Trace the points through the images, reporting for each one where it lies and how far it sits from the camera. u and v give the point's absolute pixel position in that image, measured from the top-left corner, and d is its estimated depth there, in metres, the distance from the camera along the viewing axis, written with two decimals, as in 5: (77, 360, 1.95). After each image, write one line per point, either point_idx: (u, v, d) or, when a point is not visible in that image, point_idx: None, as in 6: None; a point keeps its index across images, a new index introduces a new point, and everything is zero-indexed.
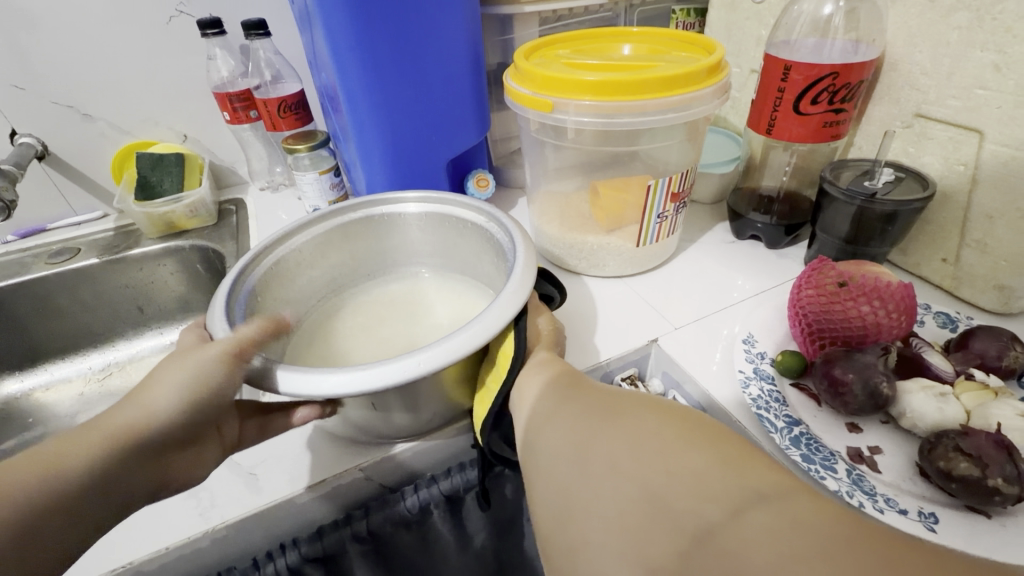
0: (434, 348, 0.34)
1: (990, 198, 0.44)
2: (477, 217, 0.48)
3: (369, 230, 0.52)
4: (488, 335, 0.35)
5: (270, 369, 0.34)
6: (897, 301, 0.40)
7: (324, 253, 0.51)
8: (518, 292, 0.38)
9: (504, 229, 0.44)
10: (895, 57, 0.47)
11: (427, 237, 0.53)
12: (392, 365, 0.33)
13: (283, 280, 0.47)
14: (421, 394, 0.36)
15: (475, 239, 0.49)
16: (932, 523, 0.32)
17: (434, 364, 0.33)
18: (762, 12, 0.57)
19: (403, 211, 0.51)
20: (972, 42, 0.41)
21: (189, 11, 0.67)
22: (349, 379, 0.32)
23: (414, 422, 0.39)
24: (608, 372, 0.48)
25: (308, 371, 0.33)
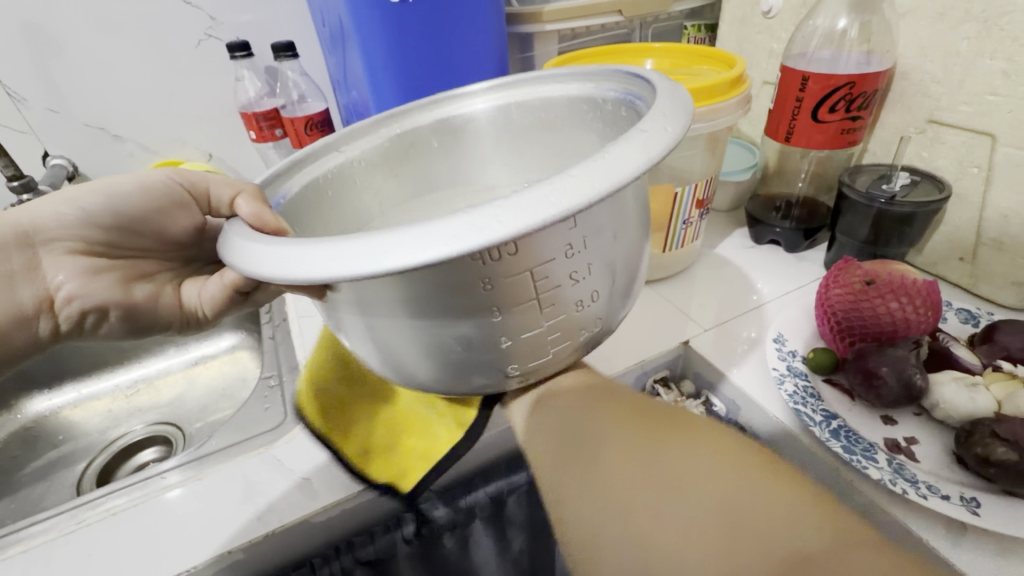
0: (536, 190, 0.22)
1: (1005, 197, 0.46)
2: (586, 87, 0.39)
3: (446, 133, 0.45)
4: (603, 190, 0.22)
5: (301, 248, 0.23)
6: (924, 297, 0.42)
7: (402, 156, 0.44)
8: (656, 141, 0.25)
9: (618, 79, 0.37)
10: (907, 67, 0.49)
11: (514, 131, 0.45)
12: (479, 216, 0.21)
13: (360, 178, 0.42)
14: (510, 293, 0.26)
15: (582, 127, 0.41)
16: (975, 506, 0.33)
17: (502, 230, 0.21)
18: (774, 26, 0.60)
19: (474, 103, 0.44)
20: (982, 50, 0.44)
21: (217, 35, 0.70)
22: (387, 247, 0.21)
23: (520, 344, 0.28)
24: (643, 373, 0.49)
25: (355, 237, 0.22)
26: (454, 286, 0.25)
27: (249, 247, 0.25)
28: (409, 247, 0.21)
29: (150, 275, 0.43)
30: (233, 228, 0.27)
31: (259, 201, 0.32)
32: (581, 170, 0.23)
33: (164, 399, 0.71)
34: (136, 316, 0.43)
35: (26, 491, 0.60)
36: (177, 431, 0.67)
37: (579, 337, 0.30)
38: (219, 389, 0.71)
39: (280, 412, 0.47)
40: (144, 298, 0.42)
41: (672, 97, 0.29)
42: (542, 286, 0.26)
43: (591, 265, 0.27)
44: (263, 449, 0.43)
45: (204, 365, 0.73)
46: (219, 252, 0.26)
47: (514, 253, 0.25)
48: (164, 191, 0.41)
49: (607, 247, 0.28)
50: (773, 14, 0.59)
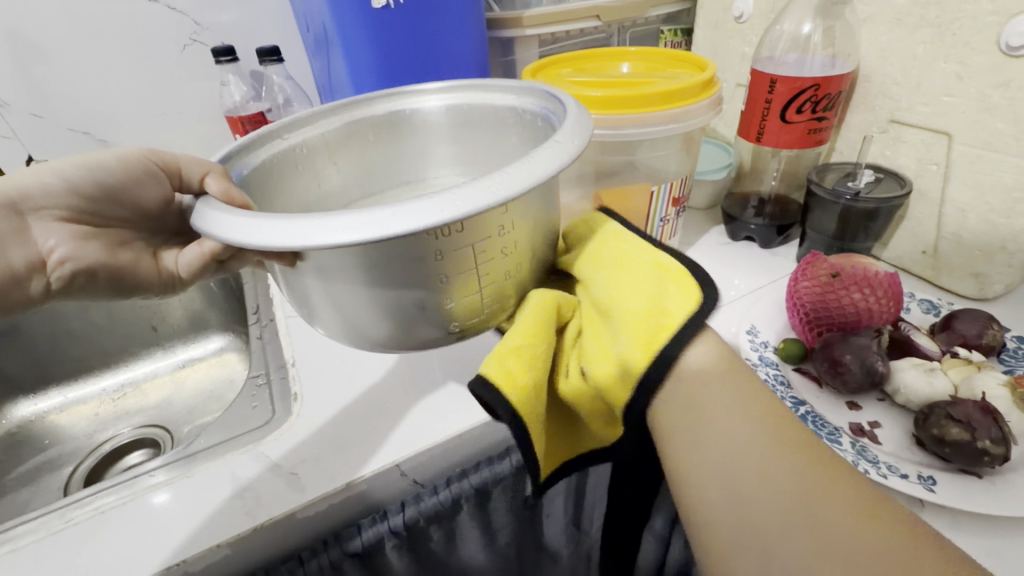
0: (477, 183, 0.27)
1: (962, 193, 0.48)
2: (510, 98, 0.41)
3: (389, 128, 0.46)
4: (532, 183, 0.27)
5: (267, 222, 0.26)
6: (885, 289, 0.44)
7: (345, 144, 0.44)
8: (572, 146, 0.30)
9: (540, 97, 0.39)
10: (868, 70, 0.52)
11: (454, 131, 0.46)
12: (428, 202, 0.25)
13: (303, 164, 0.42)
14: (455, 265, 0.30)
15: (509, 131, 0.43)
16: (931, 484, 0.35)
17: (446, 214, 0.25)
18: (745, 31, 0.62)
19: (421, 103, 0.45)
20: (937, 54, 0.46)
21: (201, 40, 0.70)
22: (344, 223, 0.25)
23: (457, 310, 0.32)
24: None
25: (319, 218, 0.25)
26: (407, 259, 0.29)
27: (217, 218, 0.28)
28: (366, 223, 0.25)
29: (130, 242, 0.42)
30: (205, 200, 0.30)
31: (226, 179, 0.33)
32: (513, 168, 0.27)
33: (151, 401, 0.71)
34: (124, 279, 0.41)
35: (13, 496, 0.60)
36: (165, 433, 0.67)
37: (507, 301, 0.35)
38: (207, 391, 0.71)
39: (267, 410, 0.48)
40: (128, 262, 0.41)
41: (582, 114, 0.33)
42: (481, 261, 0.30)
43: (517, 242, 0.32)
44: (251, 446, 0.44)
45: (191, 367, 0.74)
46: (190, 221, 0.29)
47: (460, 231, 0.28)
48: (141, 167, 0.41)
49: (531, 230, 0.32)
50: (744, 19, 0.61)
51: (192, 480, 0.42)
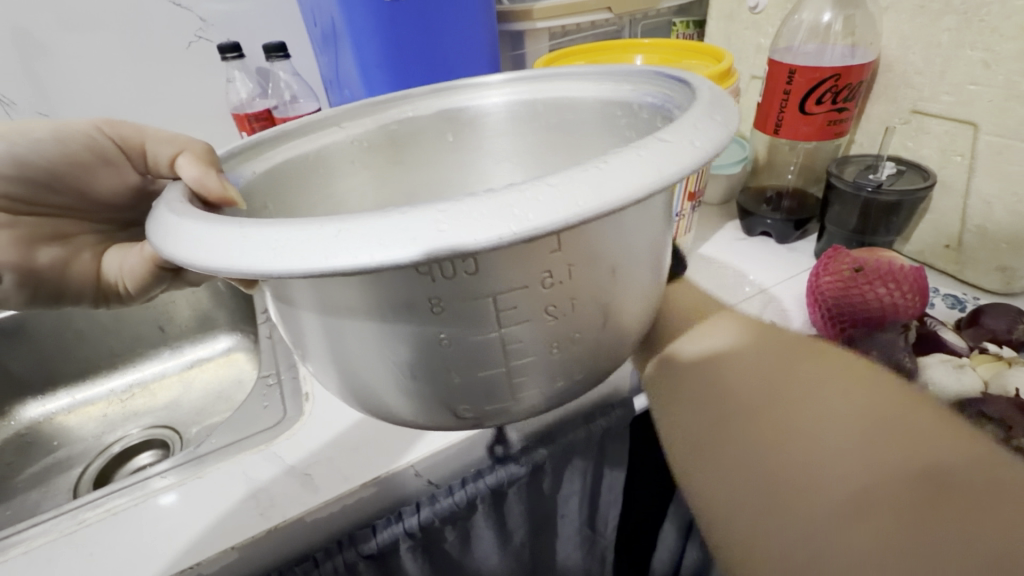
0: (502, 197, 0.19)
1: (987, 185, 0.47)
2: (621, 90, 0.37)
3: (457, 131, 0.43)
4: (579, 212, 0.19)
5: (228, 233, 0.21)
6: (911, 283, 0.43)
7: (408, 144, 0.42)
8: (657, 159, 0.21)
9: (656, 87, 0.35)
10: (890, 59, 0.50)
11: (537, 133, 0.42)
12: (428, 220, 0.19)
13: (355, 159, 0.41)
14: (468, 313, 0.23)
15: (612, 135, 0.39)
16: None
17: (448, 238, 0.18)
18: (761, 21, 0.61)
19: (492, 100, 0.42)
20: (962, 42, 0.45)
21: (208, 37, 0.70)
22: (315, 248, 0.19)
23: (479, 376, 0.25)
24: None
25: (290, 230, 0.20)
26: (403, 298, 0.22)
27: (175, 224, 0.23)
28: (340, 249, 0.19)
29: (68, 237, 0.43)
30: (167, 200, 0.26)
31: (206, 165, 0.31)
32: (562, 179, 0.20)
33: (160, 402, 0.70)
34: (48, 279, 0.43)
35: (22, 498, 0.59)
36: (174, 434, 0.66)
37: (550, 378, 0.27)
38: (216, 392, 0.70)
39: (279, 410, 0.47)
40: (52, 262, 0.42)
41: (715, 111, 0.26)
42: (504, 316, 0.23)
43: (573, 299, 0.24)
44: (263, 446, 0.43)
45: (200, 368, 0.73)
46: (149, 220, 0.25)
47: (472, 269, 0.22)
48: (86, 142, 0.40)
49: (600, 281, 0.25)
50: (759, 9, 0.60)
51: (203, 480, 0.41)
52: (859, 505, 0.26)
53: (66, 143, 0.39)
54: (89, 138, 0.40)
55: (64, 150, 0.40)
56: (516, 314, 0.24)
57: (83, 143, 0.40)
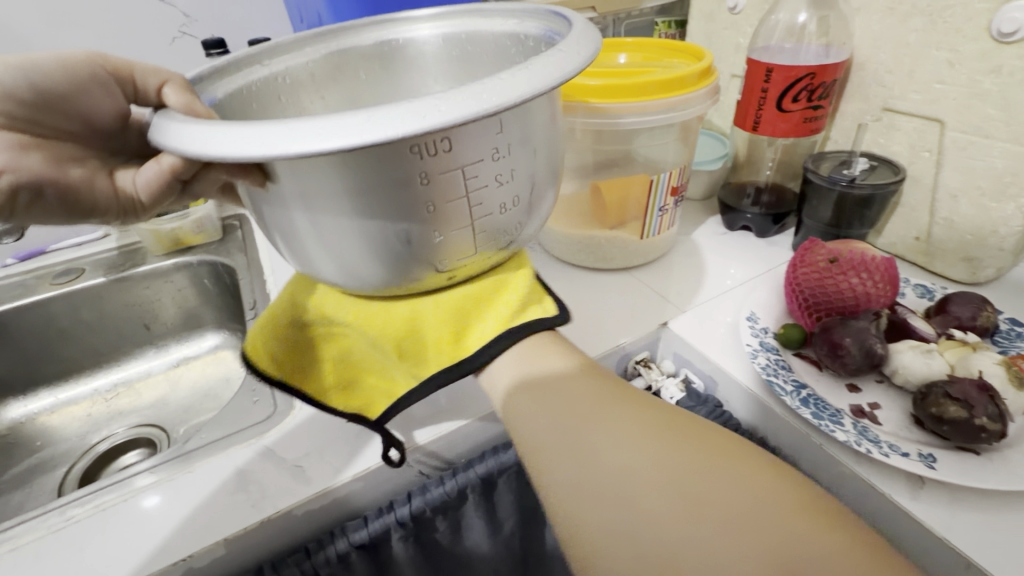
0: (469, 88, 0.25)
1: (954, 180, 0.49)
2: (512, 23, 0.40)
3: (381, 63, 0.45)
4: (524, 94, 0.25)
5: (240, 127, 0.24)
6: (882, 273, 0.45)
7: (333, 79, 0.44)
8: (562, 61, 0.28)
9: (542, 19, 0.38)
10: (862, 58, 0.52)
11: (457, 65, 0.45)
12: (424, 103, 0.24)
13: (286, 92, 0.42)
14: (445, 186, 0.28)
15: (508, 65, 0.42)
16: (932, 462, 0.36)
17: (426, 121, 0.23)
18: (739, 22, 0.62)
19: (412, 33, 0.44)
20: (929, 42, 0.47)
21: (192, 32, 0.69)
22: (311, 131, 0.23)
23: (451, 237, 0.31)
24: (625, 354, 0.51)
25: (307, 119, 0.23)
26: (391, 176, 0.27)
27: (182, 131, 0.26)
28: (359, 128, 0.23)
29: (84, 159, 0.37)
30: (165, 115, 0.28)
31: (189, 92, 0.33)
32: (509, 75, 0.26)
33: (146, 401, 0.70)
34: (72, 199, 0.36)
35: (6, 499, 0.58)
36: (161, 432, 0.66)
37: (502, 238, 0.33)
38: (203, 389, 0.70)
39: (269, 404, 0.47)
40: (80, 179, 0.36)
41: (587, 32, 0.31)
42: (471, 184, 0.29)
43: (514, 170, 0.31)
44: (255, 439, 0.44)
45: (186, 366, 0.73)
46: (153, 135, 0.27)
47: (447, 148, 0.27)
48: (86, 69, 0.37)
49: (528, 160, 0.31)
50: (738, 9, 0.62)
51: (193, 475, 0.41)
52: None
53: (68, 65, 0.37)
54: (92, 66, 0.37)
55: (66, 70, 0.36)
56: (476, 184, 0.29)
57: (86, 69, 0.37)
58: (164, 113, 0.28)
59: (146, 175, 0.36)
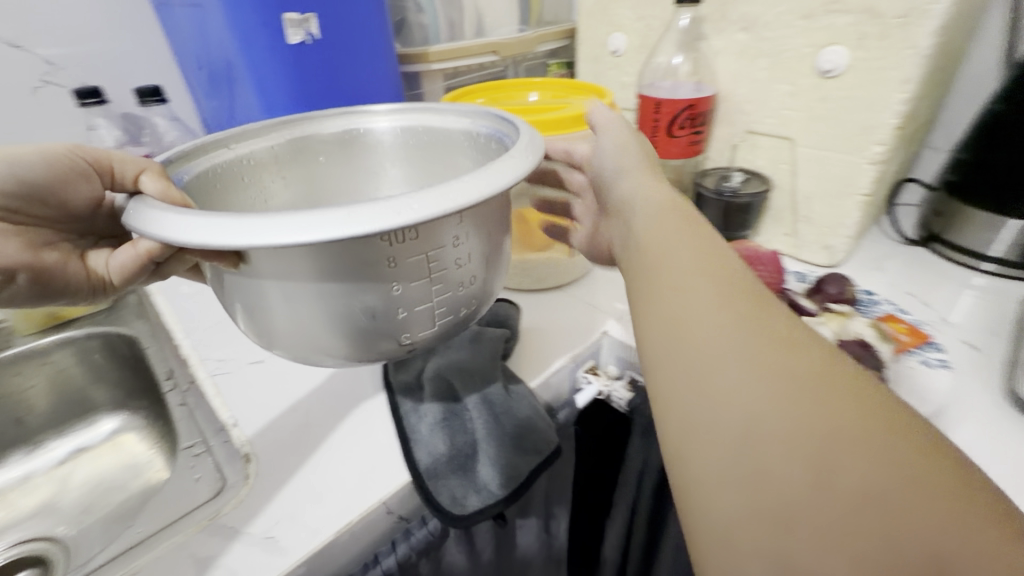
0: (436, 189, 0.26)
1: (806, 185, 0.61)
2: (465, 121, 0.41)
3: (342, 148, 0.45)
4: (486, 192, 0.27)
5: (214, 220, 0.24)
6: (773, 264, 0.54)
7: (293, 163, 0.43)
8: (514, 168, 0.30)
9: (491, 119, 0.40)
10: (725, 92, 0.63)
11: (412, 154, 0.46)
12: (397, 201, 0.25)
13: (247, 176, 0.41)
14: (409, 270, 0.29)
15: (462, 157, 0.43)
16: None
17: (400, 217, 0.24)
18: (622, 63, 0.72)
19: (369, 124, 0.44)
20: (773, 78, 0.58)
21: (58, 82, 0.62)
22: (291, 224, 0.23)
23: (417, 314, 0.31)
24: (574, 366, 0.54)
25: (287, 213, 0.24)
26: (357, 262, 0.27)
27: (154, 217, 0.25)
28: (341, 223, 0.23)
29: (60, 242, 0.40)
30: (137, 201, 0.27)
31: (165, 177, 0.30)
32: (473, 176, 0.28)
33: (26, 510, 0.57)
34: (47, 281, 0.39)
35: None
36: (53, 544, 0.54)
37: (461, 314, 0.34)
38: (105, 483, 0.60)
39: (216, 479, 0.43)
40: (55, 264, 0.39)
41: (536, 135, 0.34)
42: (433, 268, 0.30)
43: (471, 253, 0.31)
44: (209, 519, 0.39)
45: (77, 460, 0.62)
46: (121, 220, 0.27)
47: (414, 238, 0.28)
48: (63, 161, 0.37)
49: (485, 243, 0.32)
50: (620, 53, 0.71)
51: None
52: (801, 443, 0.21)
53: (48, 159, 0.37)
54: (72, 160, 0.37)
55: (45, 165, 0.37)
56: (440, 267, 0.30)
57: (66, 163, 0.37)
58: (133, 202, 0.27)
59: (119, 258, 0.37)
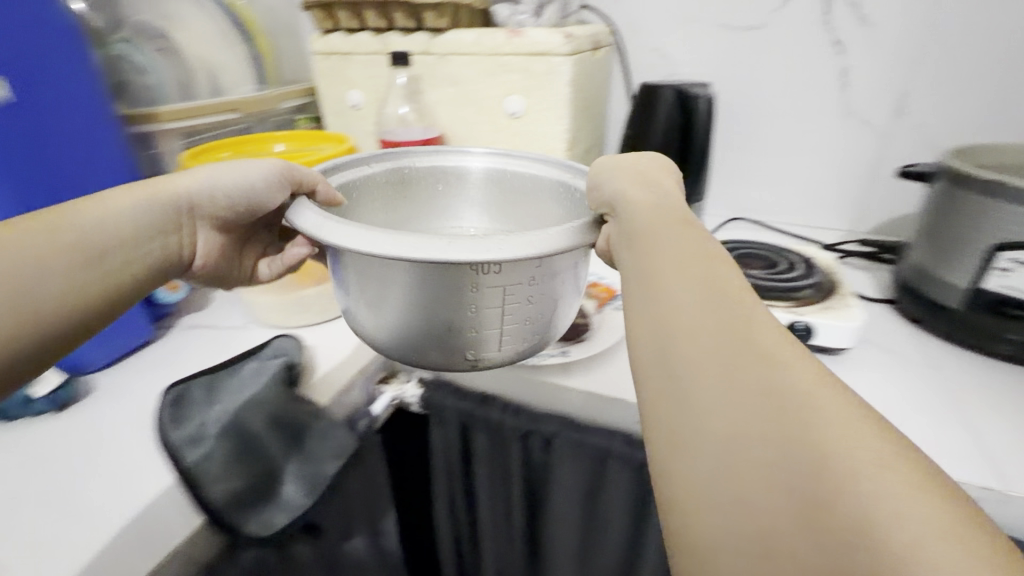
0: (525, 236, 0.35)
1: None
2: (561, 172, 0.51)
3: (443, 179, 0.56)
4: (568, 244, 0.36)
5: (359, 233, 0.36)
6: None
7: (398, 185, 0.55)
8: (581, 236, 0.38)
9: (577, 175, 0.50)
10: (450, 132, 0.78)
11: (500, 186, 0.56)
12: (490, 245, 0.34)
13: (371, 195, 0.53)
14: (484, 298, 0.38)
15: (551, 199, 0.52)
16: (565, 351, 0.59)
17: (488, 252, 0.34)
18: (363, 115, 0.82)
19: (469, 162, 0.56)
20: (480, 120, 0.75)
21: None
22: (425, 245, 0.34)
23: (481, 337, 0.40)
24: (366, 380, 0.59)
25: (406, 238, 0.35)
26: (446, 284, 0.37)
27: (309, 220, 0.38)
28: (443, 248, 0.34)
29: (252, 242, 0.58)
30: (299, 207, 0.41)
31: (329, 190, 0.47)
32: (556, 231, 0.36)
33: None
34: (218, 276, 0.55)
35: None
36: None
37: (523, 345, 0.43)
38: None
39: None
40: (228, 265, 0.56)
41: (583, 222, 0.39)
42: (507, 300, 0.38)
43: (541, 294, 0.40)
44: None
45: None
46: (285, 215, 0.42)
47: (496, 271, 0.36)
48: (275, 179, 0.50)
49: (574, 280, 0.42)
50: (359, 107, 0.81)
51: None
52: (801, 478, 0.20)
53: (240, 176, 0.50)
54: (249, 177, 0.50)
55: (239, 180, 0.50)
56: (515, 297, 0.38)
57: (250, 179, 0.50)
58: (301, 203, 0.41)
59: (202, 244, 0.52)
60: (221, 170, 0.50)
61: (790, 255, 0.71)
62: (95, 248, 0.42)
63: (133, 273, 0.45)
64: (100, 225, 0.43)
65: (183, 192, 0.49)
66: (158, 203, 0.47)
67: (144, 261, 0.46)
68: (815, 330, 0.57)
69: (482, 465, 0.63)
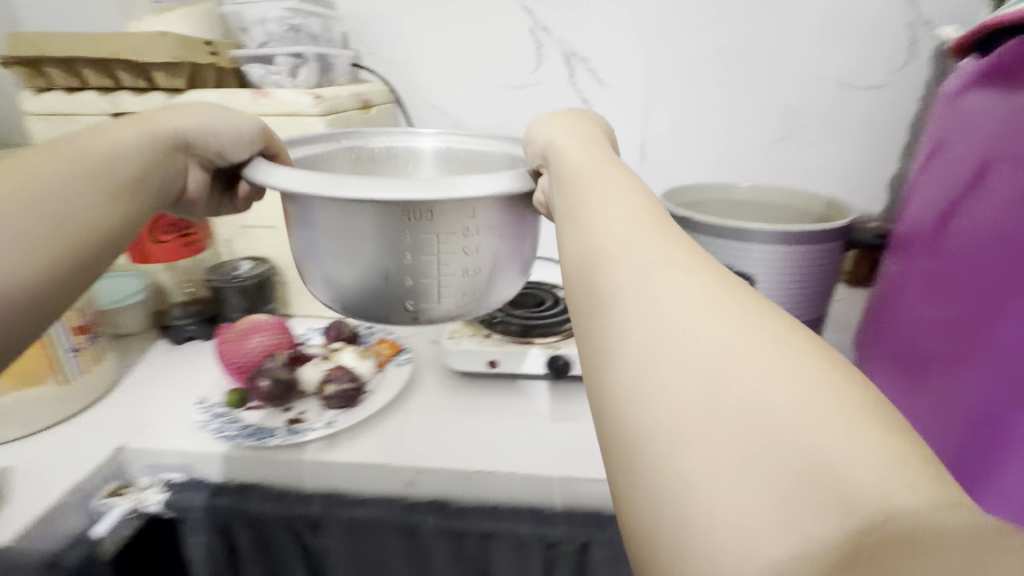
0: (440, 187, 0.38)
1: None
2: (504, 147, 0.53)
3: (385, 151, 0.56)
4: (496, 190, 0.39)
5: (301, 180, 0.39)
6: (273, 328, 0.64)
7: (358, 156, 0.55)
8: (511, 185, 0.41)
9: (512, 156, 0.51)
10: None
11: (449, 154, 0.55)
12: (401, 186, 0.37)
13: (324, 158, 0.53)
14: (422, 244, 0.41)
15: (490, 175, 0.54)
16: (332, 422, 0.55)
17: (412, 190, 0.37)
18: None
19: (419, 139, 0.56)
20: None
21: None
22: (359, 184, 0.38)
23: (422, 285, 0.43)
24: (82, 498, 0.49)
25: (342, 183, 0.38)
26: (385, 223, 0.40)
27: (269, 172, 0.42)
28: (365, 189, 0.37)
29: (197, 160, 0.50)
30: (261, 164, 0.45)
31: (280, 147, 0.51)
32: (476, 184, 0.39)
33: None
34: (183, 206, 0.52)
35: None
36: None
37: (466, 299, 0.45)
38: None
39: None
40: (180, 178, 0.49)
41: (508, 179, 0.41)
42: (443, 246, 0.41)
43: (479, 247, 0.42)
44: None
45: None
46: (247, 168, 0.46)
47: (430, 217, 0.40)
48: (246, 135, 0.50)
49: (494, 245, 0.43)
50: None
51: None
52: (782, 414, 0.18)
53: (215, 127, 0.49)
54: (202, 134, 0.49)
55: (216, 129, 0.49)
56: (449, 247, 0.41)
57: (202, 135, 0.49)
58: (256, 162, 0.46)
59: (191, 179, 0.51)
60: (203, 117, 0.49)
61: (556, 288, 0.76)
62: (94, 162, 0.40)
63: (107, 219, 0.41)
64: (109, 151, 0.42)
65: (180, 129, 0.48)
66: (153, 134, 0.46)
67: (140, 185, 0.44)
68: (572, 362, 0.61)
69: (252, 565, 0.56)
